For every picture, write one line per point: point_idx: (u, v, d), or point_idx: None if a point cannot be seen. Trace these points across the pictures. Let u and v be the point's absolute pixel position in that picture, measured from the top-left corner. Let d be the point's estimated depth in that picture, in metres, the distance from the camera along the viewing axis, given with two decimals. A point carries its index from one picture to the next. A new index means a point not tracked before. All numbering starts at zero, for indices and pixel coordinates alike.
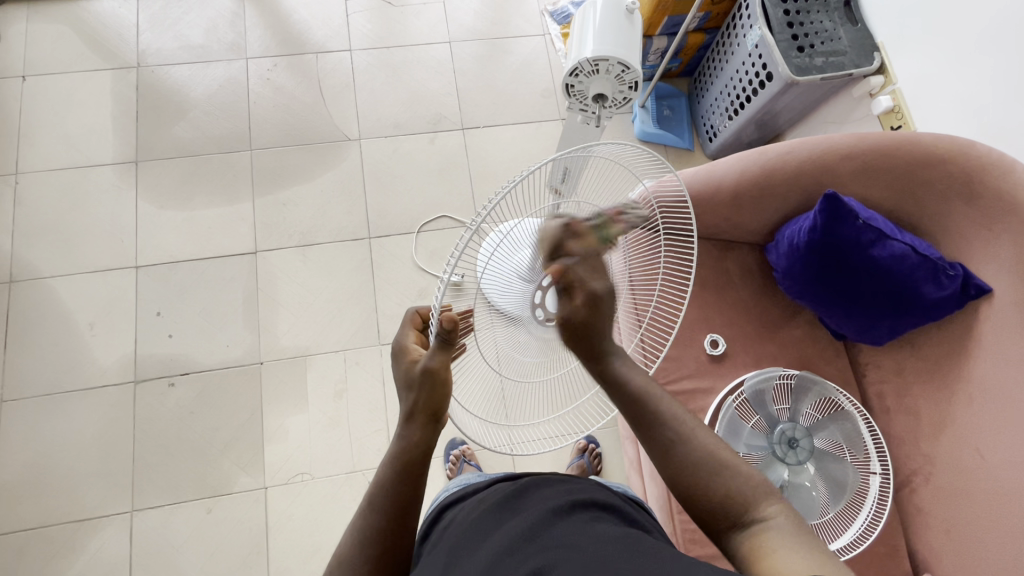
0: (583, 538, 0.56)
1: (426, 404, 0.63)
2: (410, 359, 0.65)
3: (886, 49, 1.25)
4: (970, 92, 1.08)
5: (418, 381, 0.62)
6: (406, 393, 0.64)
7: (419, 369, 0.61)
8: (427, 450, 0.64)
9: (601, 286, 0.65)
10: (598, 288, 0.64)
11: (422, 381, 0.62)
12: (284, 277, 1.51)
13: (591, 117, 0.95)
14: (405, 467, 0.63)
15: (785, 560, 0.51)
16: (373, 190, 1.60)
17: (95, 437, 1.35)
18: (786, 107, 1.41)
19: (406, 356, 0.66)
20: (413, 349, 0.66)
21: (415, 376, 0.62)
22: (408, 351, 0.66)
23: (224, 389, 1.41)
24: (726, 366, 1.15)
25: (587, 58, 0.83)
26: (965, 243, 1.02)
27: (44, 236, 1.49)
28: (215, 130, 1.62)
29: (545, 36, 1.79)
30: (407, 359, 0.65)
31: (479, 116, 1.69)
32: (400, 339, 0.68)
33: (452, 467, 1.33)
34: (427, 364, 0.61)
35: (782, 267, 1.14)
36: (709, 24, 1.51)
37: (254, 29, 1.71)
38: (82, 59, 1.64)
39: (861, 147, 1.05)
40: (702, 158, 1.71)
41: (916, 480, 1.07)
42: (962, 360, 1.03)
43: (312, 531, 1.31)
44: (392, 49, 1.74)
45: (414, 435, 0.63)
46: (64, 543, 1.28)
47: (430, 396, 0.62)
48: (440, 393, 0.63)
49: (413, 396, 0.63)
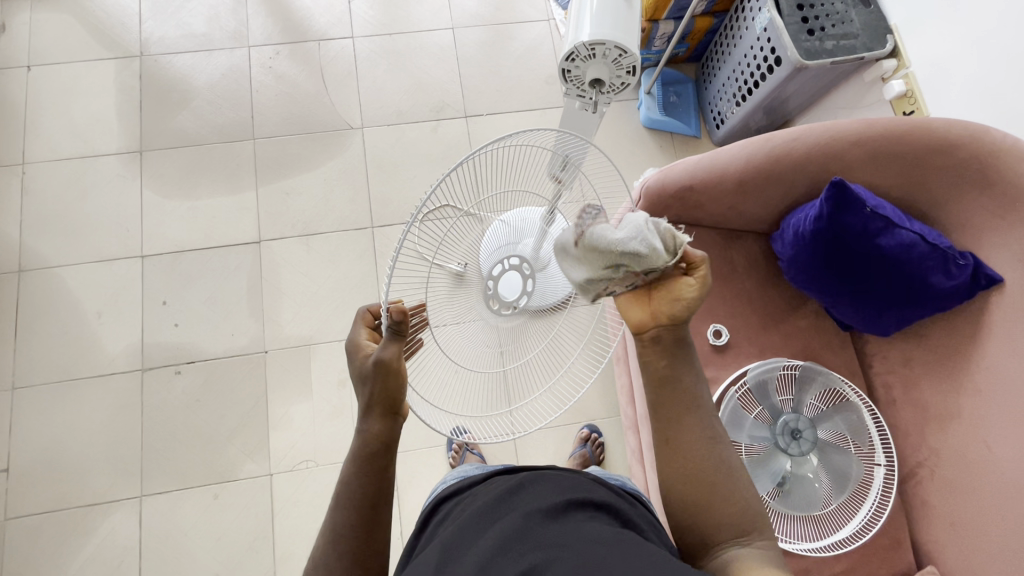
0: (577, 537, 0.56)
1: (383, 399, 0.64)
2: (362, 355, 0.66)
3: (899, 32, 1.21)
4: (986, 75, 1.05)
5: (371, 374, 0.64)
6: (361, 387, 0.65)
7: (372, 362, 0.63)
8: (388, 444, 0.64)
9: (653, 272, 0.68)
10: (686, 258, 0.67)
11: (376, 374, 0.63)
12: (288, 266, 1.51)
13: (589, 103, 0.93)
14: (373, 458, 0.63)
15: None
16: (376, 179, 1.59)
17: (103, 424, 1.38)
18: (795, 93, 1.38)
19: (359, 353, 0.67)
20: (366, 345, 0.68)
21: (368, 370, 0.64)
22: (361, 347, 0.67)
23: (230, 376, 1.42)
24: (729, 357, 1.14)
25: (584, 42, 0.81)
26: (977, 231, 1.00)
27: (51, 226, 1.51)
28: (218, 119, 1.62)
29: (549, 21, 1.76)
30: (359, 355, 0.67)
31: (483, 104, 1.68)
32: (353, 336, 0.69)
33: (455, 455, 1.33)
34: (379, 356, 0.63)
35: (787, 256, 1.12)
36: (717, 8, 1.48)
37: (256, 18, 1.70)
38: (85, 48, 1.64)
39: (871, 133, 1.02)
40: (709, 145, 1.68)
41: (922, 472, 1.06)
42: (971, 351, 1.01)
43: (317, 517, 1.33)
44: (395, 36, 1.72)
45: (372, 430, 0.63)
46: (76, 527, 1.31)
47: (384, 388, 0.64)
48: (396, 384, 0.64)
49: (369, 388, 0.64)
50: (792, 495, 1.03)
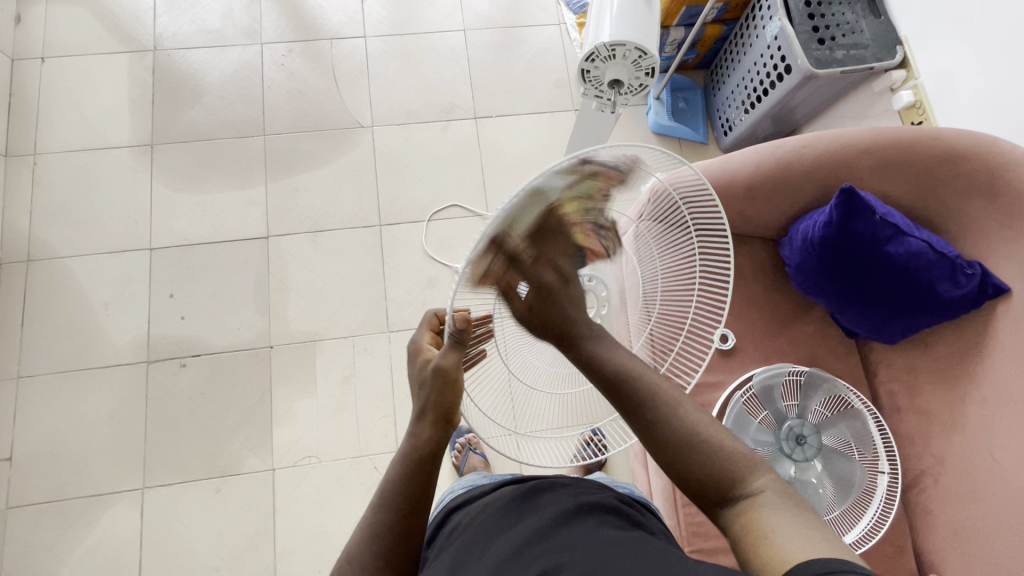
0: (591, 539, 0.56)
1: (436, 405, 0.63)
2: (423, 359, 0.66)
3: (909, 43, 1.22)
4: (996, 86, 1.05)
5: (429, 380, 0.62)
6: (418, 392, 0.64)
7: (431, 369, 0.62)
8: (432, 452, 0.64)
9: (548, 277, 0.63)
10: (546, 279, 0.62)
11: (433, 381, 0.62)
12: (295, 262, 1.52)
13: (607, 104, 0.94)
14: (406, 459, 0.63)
15: (776, 550, 0.50)
16: (385, 178, 1.60)
17: (107, 415, 1.38)
18: (803, 102, 1.39)
19: (421, 356, 0.66)
20: (427, 349, 0.67)
21: (426, 376, 0.62)
22: (422, 351, 0.67)
23: (235, 370, 1.43)
24: (734, 361, 1.14)
25: (603, 43, 0.83)
26: (984, 241, 1.00)
27: (61, 217, 1.51)
28: (229, 114, 1.63)
29: (560, 25, 1.77)
30: (421, 359, 0.66)
31: (492, 106, 1.69)
32: (416, 338, 0.69)
33: (457, 454, 1.32)
34: (438, 363, 0.61)
35: (795, 262, 1.12)
36: (728, 16, 1.49)
37: (270, 15, 1.72)
38: (99, 41, 1.65)
39: (880, 142, 1.03)
40: (716, 152, 1.69)
41: (925, 481, 1.06)
42: (975, 361, 1.01)
43: (318, 514, 1.33)
44: (407, 37, 1.73)
45: (422, 435, 0.63)
46: (77, 517, 1.31)
47: (440, 397, 0.62)
48: (451, 394, 0.63)
49: (424, 395, 0.63)
50: None
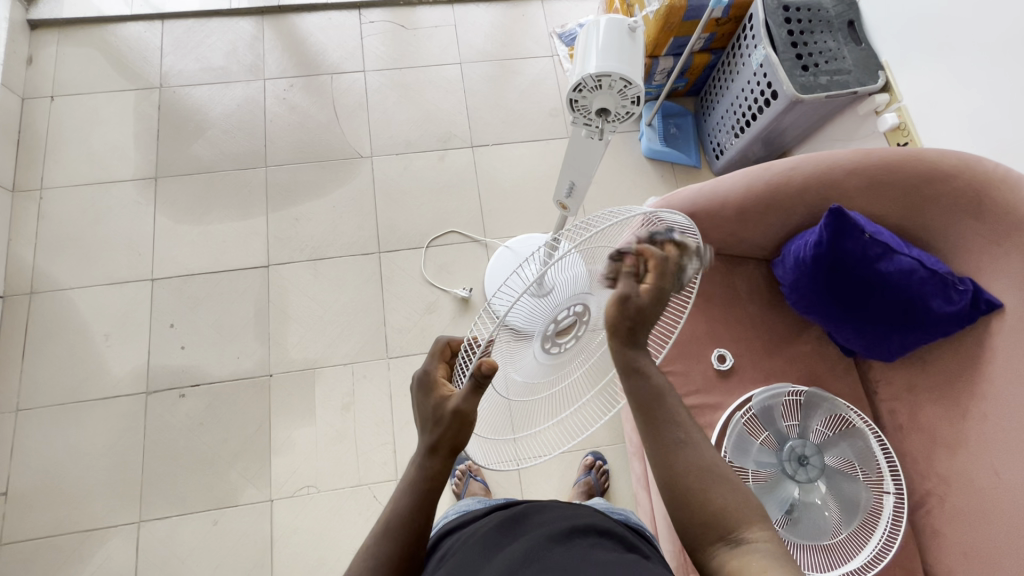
0: (584, 562, 0.56)
1: (451, 441, 0.62)
2: (439, 395, 0.63)
3: (890, 69, 1.27)
4: (978, 108, 1.08)
5: (445, 420, 0.61)
6: (428, 428, 0.63)
7: (451, 409, 0.61)
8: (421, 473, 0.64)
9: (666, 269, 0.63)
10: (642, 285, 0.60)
11: (452, 421, 0.61)
12: (295, 291, 1.53)
13: (595, 131, 0.97)
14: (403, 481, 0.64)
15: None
16: (384, 206, 1.63)
17: (105, 447, 1.37)
18: (792, 125, 1.42)
19: (436, 392, 0.63)
20: (442, 384, 0.64)
21: (445, 416, 0.61)
22: (437, 387, 0.64)
23: (234, 399, 1.42)
24: (734, 382, 1.14)
25: (590, 74, 0.85)
26: (973, 258, 1.02)
27: (65, 249, 1.54)
28: (232, 148, 1.67)
29: (553, 57, 1.83)
30: (437, 394, 0.63)
31: (489, 135, 1.73)
32: (428, 370, 0.66)
33: (457, 481, 1.31)
34: (457, 406, 0.61)
35: (788, 281, 1.13)
36: (714, 45, 1.54)
37: (272, 52, 1.78)
38: (107, 80, 1.71)
39: (866, 163, 1.06)
40: (708, 175, 1.73)
41: (931, 500, 1.04)
42: (973, 376, 1.02)
43: (317, 545, 1.31)
44: (405, 70, 1.78)
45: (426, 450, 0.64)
46: (71, 553, 1.28)
47: (455, 435, 0.62)
48: (464, 430, 0.62)
49: (439, 432, 0.62)
50: (802, 524, 1.02)
